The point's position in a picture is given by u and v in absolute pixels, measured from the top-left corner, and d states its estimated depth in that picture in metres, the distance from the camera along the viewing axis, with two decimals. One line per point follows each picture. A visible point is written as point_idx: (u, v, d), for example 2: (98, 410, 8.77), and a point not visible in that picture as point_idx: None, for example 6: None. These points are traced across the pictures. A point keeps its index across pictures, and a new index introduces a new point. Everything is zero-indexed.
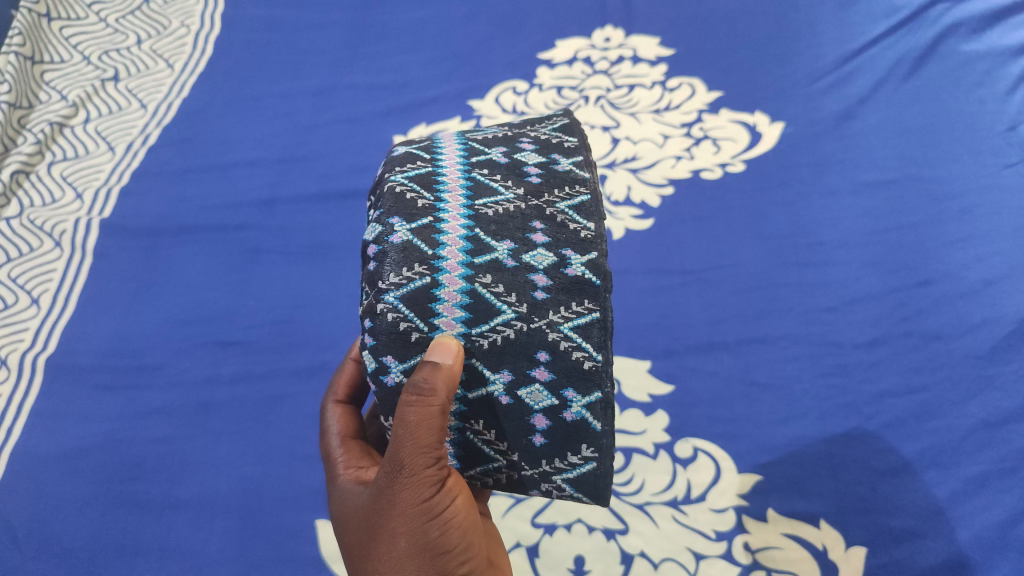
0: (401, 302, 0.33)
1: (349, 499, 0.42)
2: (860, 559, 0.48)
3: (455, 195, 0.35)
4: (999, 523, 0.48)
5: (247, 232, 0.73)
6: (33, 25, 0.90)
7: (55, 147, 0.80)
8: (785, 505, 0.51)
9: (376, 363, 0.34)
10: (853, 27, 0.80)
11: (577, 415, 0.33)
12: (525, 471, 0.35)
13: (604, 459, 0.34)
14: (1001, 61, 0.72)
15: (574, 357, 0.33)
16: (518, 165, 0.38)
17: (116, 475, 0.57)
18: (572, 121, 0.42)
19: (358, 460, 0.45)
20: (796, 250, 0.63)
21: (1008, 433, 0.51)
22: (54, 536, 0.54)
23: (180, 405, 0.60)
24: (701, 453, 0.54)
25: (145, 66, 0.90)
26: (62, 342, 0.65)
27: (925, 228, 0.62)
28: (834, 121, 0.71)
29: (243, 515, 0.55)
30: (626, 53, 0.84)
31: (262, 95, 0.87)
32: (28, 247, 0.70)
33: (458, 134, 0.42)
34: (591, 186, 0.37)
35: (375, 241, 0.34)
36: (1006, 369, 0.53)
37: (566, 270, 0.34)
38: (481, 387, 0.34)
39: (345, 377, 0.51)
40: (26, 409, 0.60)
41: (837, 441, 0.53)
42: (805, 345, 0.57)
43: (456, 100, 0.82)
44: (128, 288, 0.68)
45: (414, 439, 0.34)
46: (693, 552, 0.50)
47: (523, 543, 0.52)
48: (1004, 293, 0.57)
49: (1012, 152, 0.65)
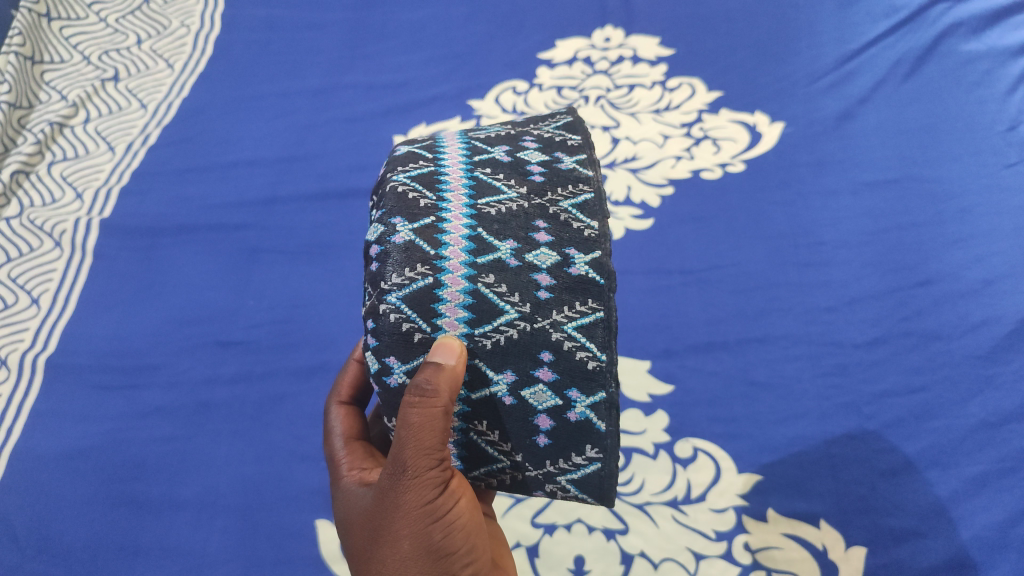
0: (404, 303, 0.33)
1: (353, 501, 0.42)
2: (860, 559, 0.48)
3: (457, 195, 0.35)
4: (998, 523, 0.48)
5: (247, 232, 0.73)
6: (33, 25, 0.90)
7: (55, 147, 0.80)
8: (785, 505, 0.51)
9: (379, 365, 0.34)
10: (853, 27, 0.80)
11: (581, 415, 0.33)
12: (529, 471, 0.35)
13: (609, 459, 0.34)
14: (1000, 61, 0.72)
15: (578, 358, 0.33)
16: (521, 164, 0.38)
17: (117, 475, 0.57)
18: (575, 119, 0.42)
19: (362, 461, 0.45)
20: (796, 250, 0.63)
21: (1008, 433, 0.51)
22: (55, 537, 0.54)
23: (180, 405, 0.61)
24: (701, 453, 0.54)
25: (145, 65, 0.90)
26: (62, 342, 0.65)
27: (926, 228, 0.62)
28: (833, 121, 0.71)
29: (243, 515, 0.55)
30: (625, 53, 0.84)
31: (262, 95, 0.87)
32: (28, 247, 0.70)
33: (460, 133, 0.42)
34: (595, 185, 0.37)
35: (377, 241, 0.34)
36: (1006, 369, 0.53)
37: (570, 269, 0.34)
38: (484, 387, 0.34)
39: (349, 378, 0.51)
40: (26, 409, 0.60)
41: (837, 441, 0.53)
42: (805, 345, 0.57)
43: (456, 99, 0.83)
44: (128, 288, 0.68)
45: (417, 441, 0.34)
46: (693, 552, 0.50)
47: (523, 543, 0.52)
48: (1004, 293, 0.57)
49: (1012, 152, 0.65)
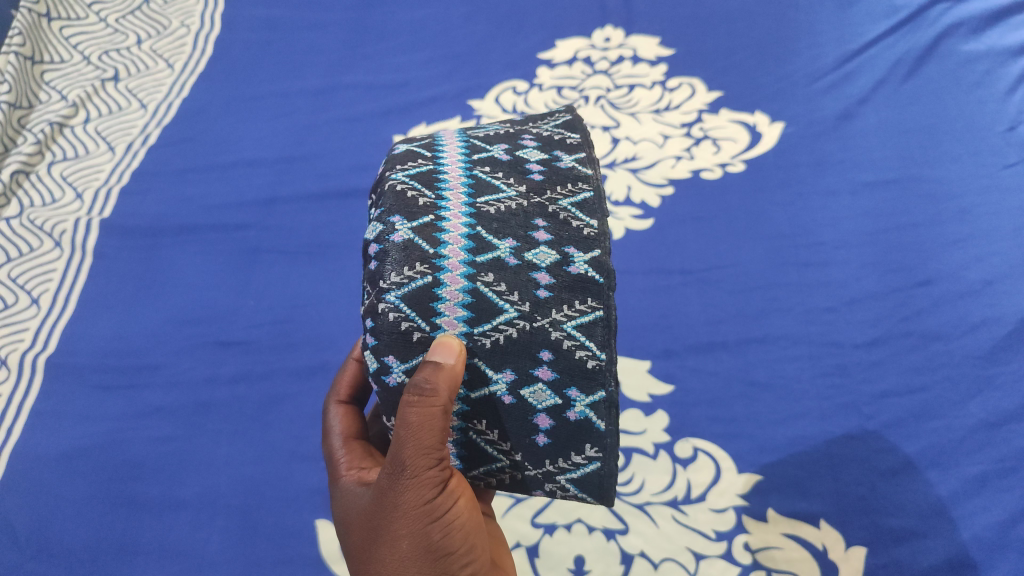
0: (403, 302, 0.33)
1: (352, 501, 0.42)
2: (860, 559, 0.48)
3: (456, 194, 0.35)
4: (999, 523, 0.48)
5: (247, 232, 0.73)
6: (33, 25, 0.90)
7: (55, 147, 0.80)
8: (785, 505, 0.51)
9: (378, 364, 0.34)
10: (853, 27, 0.80)
11: (580, 415, 0.33)
12: (528, 471, 0.35)
13: (609, 459, 0.34)
14: (1000, 61, 0.72)
15: (578, 356, 0.33)
16: (520, 162, 0.38)
17: (117, 475, 0.57)
18: (575, 117, 0.42)
19: (361, 460, 0.45)
20: (796, 251, 0.63)
21: (1008, 433, 0.51)
22: (54, 536, 0.54)
23: (180, 405, 0.61)
24: (701, 453, 0.54)
25: (146, 66, 0.90)
26: (62, 342, 0.65)
27: (926, 228, 0.62)
28: (833, 121, 0.71)
29: (243, 515, 0.55)
30: (626, 53, 0.84)
31: (262, 95, 0.87)
32: (28, 247, 0.70)
33: (459, 131, 0.42)
34: (594, 183, 0.37)
35: (375, 240, 0.34)
36: (1006, 369, 0.53)
37: (569, 268, 0.34)
38: (483, 386, 0.34)
39: (348, 377, 0.51)
40: (26, 409, 0.60)
41: (837, 441, 0.53)
42: (805, 345, 0.57)
43: (456, 100, 0.83)
44: (128, 288, 0.68)
45: (416, 440, 0.34)
46: (693, 552, 0.50)
47: (523, 543, 0.52)
48: (1004, 293, 0.57)
49: (1011, 152, 0.65)
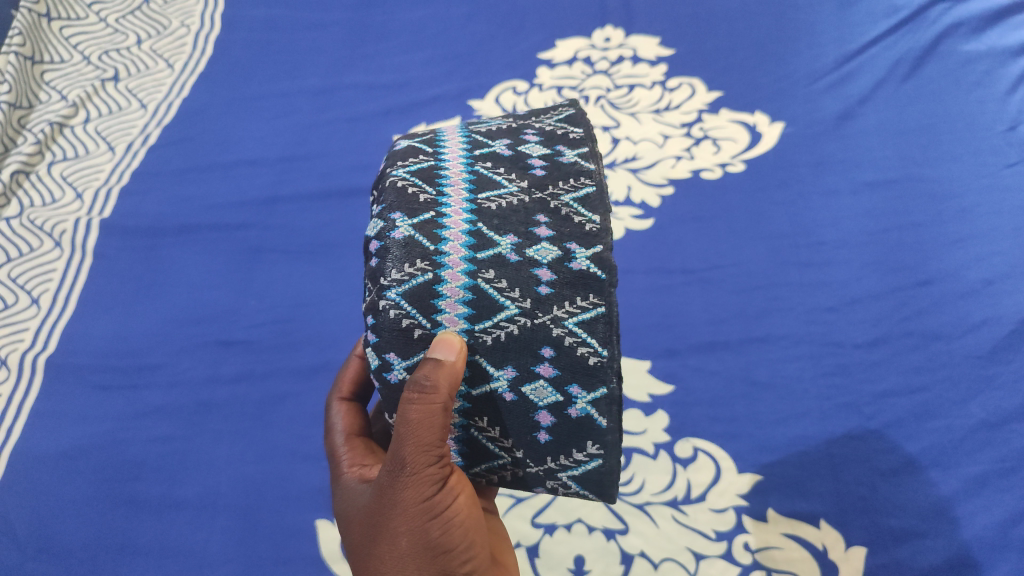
0: (403, 299, 0.33)
1: (352, 498, 0.41)
2: (860, 559, 0.48)
3: (457, 190, 0.35)
4: (999, 523, 0.48)
5: (247, 231, 0.73)
6: (33, 25, 0.90)
7: (55, 147, 0.80)
8: (785, 505, 0.51)
9: (379, 360, 0.34)
10: (853, 27, 0.80)
11: (581, 412, 0.33)
12: (530, 467, 0.35)
13: (610, 456, 0.34)
14: (999, 61, 0.72)
15: (579, 353, 0.33)
16: (522, 158, 0.38)
17: (117, 474, 0.57)
18: (578, 112, 0.41)
19: (363, 458, 0.44)
20: (797, 250, 0.63)
21: (1008, 433, 0.51)
22: (54, 536, 0.54)
23: (180, 404, 0.60)
24: (701, 453, 0.54)
25: (146, 66, 0.90)
26: (62, 342, 0.65)
27: (927, 228, 0.62)
28: (833, 121, 0.71)
29: (243, 514, 0.55)
30: (626, 53, 0.84)
31: (263, 95, 0.87)
32: (28, 247, 0.70)
33: (461, 126, 0.42)
34: (597, 178, 0.37)
35: (376, 236, 0.34)
36: (1006, 369, 0.53)
37: (571, 264, 0.34)
38: (484, 383, 0.33)
39: (350, 374, 0.50)
40: (26, 410, 0.60)
41: (838, 441, 0.53)
42: (805, 345, 0.57)
43: (456, 99, 0.83)
44: (129, 287, 0.69)
45: (416, 437, 0.34)
46: (693, 552, 0.50)
47: (523, 543, 0.52)
48: (1005, 293, 0.57)
49: (1012, 152, 0.65)
